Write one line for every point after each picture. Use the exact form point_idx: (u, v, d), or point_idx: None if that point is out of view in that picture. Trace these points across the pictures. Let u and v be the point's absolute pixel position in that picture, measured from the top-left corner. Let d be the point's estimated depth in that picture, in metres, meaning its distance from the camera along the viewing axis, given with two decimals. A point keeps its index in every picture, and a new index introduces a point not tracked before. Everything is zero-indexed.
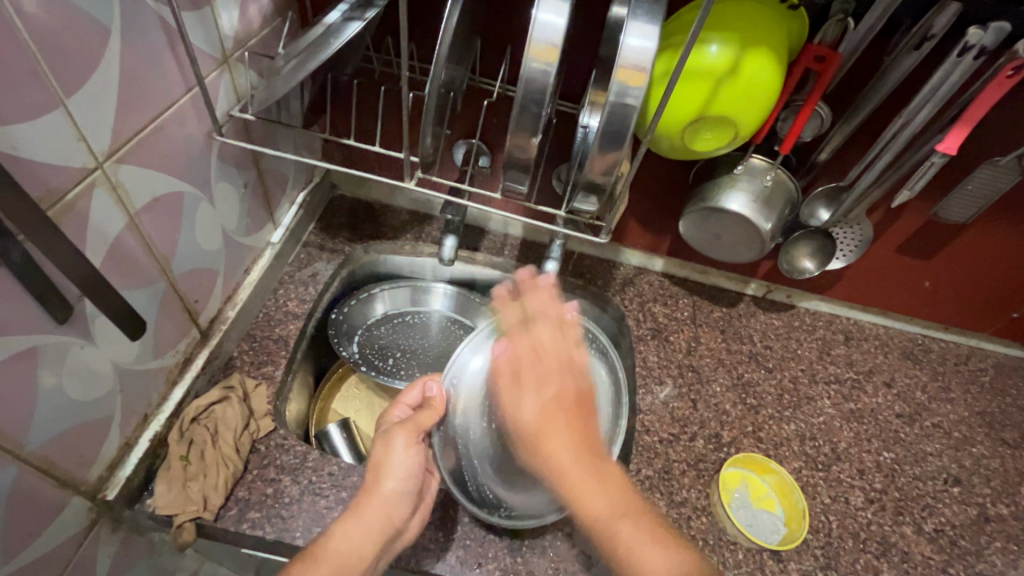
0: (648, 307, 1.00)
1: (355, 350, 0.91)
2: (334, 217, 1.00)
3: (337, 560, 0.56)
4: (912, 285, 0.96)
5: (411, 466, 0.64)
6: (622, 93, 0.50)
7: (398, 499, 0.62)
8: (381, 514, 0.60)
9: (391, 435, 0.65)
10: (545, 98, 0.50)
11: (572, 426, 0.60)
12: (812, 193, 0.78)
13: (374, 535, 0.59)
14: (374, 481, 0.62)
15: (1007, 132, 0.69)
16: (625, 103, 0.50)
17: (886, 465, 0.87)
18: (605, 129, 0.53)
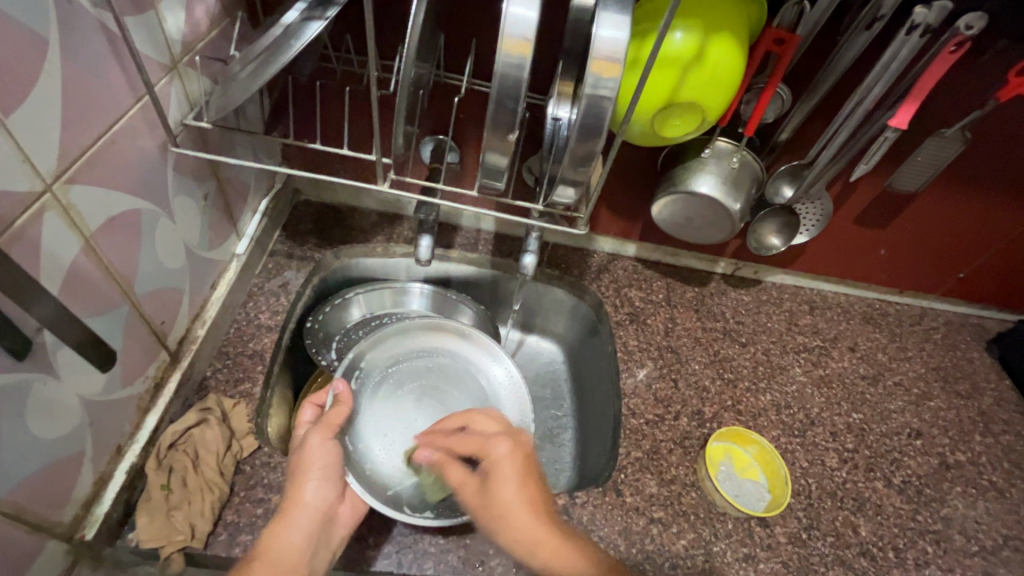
0: (624, 292, 1.02)
1: (335, 358, 0.89)
2: (300, 223, 0.97)
3: (275, 556, 0.57)
4: (870, 253, 1.01)
5: (330, 458, 0.63)
6: (597, 85, 0.50)
7: (320, 489, 0.62)
8: (302, 499, 0.61)
9: (307, 438, 0.64)
10: (519, 94, 0.49)
11: (529, 490, 0.61)
12: (775, 172, 0.80)
13: (305, 524, 0.60)
14: (297, 482, 0.62)
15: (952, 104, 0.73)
16: (600, 95, 0.50)
17: (855, 425, 0.92)
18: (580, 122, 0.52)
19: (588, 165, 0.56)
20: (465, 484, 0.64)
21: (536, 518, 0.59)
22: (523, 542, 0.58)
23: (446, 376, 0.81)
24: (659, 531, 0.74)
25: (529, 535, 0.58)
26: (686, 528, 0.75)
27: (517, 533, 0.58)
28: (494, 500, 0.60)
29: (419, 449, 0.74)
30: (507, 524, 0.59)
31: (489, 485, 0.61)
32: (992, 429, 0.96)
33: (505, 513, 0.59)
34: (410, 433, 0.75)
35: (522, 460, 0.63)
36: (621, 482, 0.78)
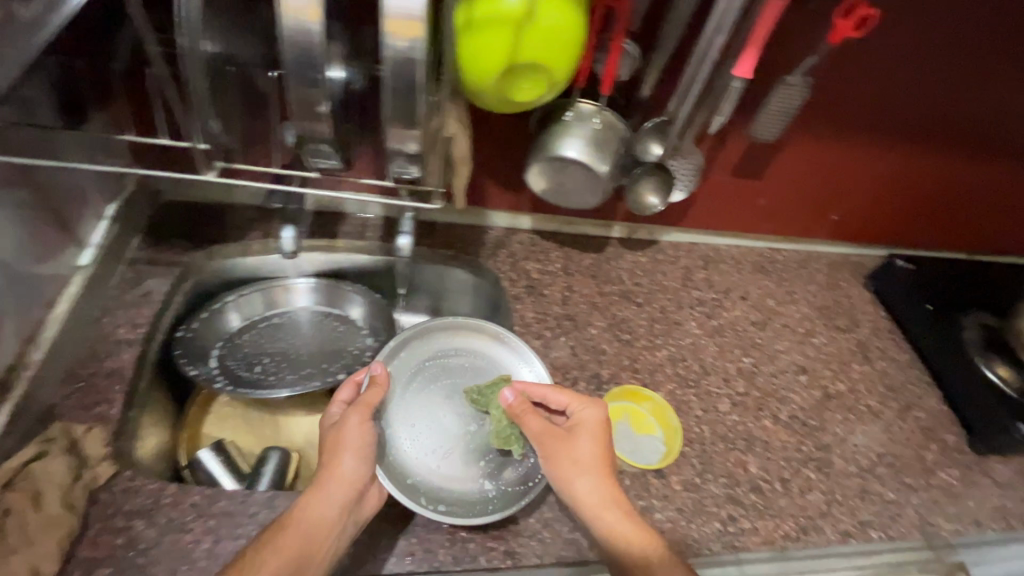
0: (521, 265, 1.01)
1: (214, 365, 0.84)
2: (166, 226, 0.88)
3: (307, 523, 0.62)
4: (750, 203, 1.05)
5: (366, 440, 0.68)
6: (399, 48, 0.47)
7: (356, 467, 0.66)
8: (337, 474, 0.65)
9: (346, 417, 0.69)
10: (316, 55, 0.45)
11: (601, 451, 0.70)
12: (642, 129, 0.80)
13: (338, 496, 0.64)
14: (332, 456, 0.67)
15: (789, 52, 0.76)
16: (404, 58, 0.48)
17: (746, 368, 0.96)
18: (395, 87, 0.49)
19: (414, 134, 0.53)
20: (541, 443, 0.71)
21: (603, 474, 0.69)
22: (584, 493, 0.68)
23: (475, 376, 0.82)
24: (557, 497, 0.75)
25: (600, 487, 0.68)
26: None
27: (585, 488, 0.67)
28: (574, 458, 0.69)
29: (443, 443, 0.76)
30: (573, 477, 0.68)
31: (566, 446, 0.70)
32: (869, 357, 1.03)
33: (581, 468, 0.69)
34: (432, 428, 0.77)
35: (585, 429, 0.71)
36: None
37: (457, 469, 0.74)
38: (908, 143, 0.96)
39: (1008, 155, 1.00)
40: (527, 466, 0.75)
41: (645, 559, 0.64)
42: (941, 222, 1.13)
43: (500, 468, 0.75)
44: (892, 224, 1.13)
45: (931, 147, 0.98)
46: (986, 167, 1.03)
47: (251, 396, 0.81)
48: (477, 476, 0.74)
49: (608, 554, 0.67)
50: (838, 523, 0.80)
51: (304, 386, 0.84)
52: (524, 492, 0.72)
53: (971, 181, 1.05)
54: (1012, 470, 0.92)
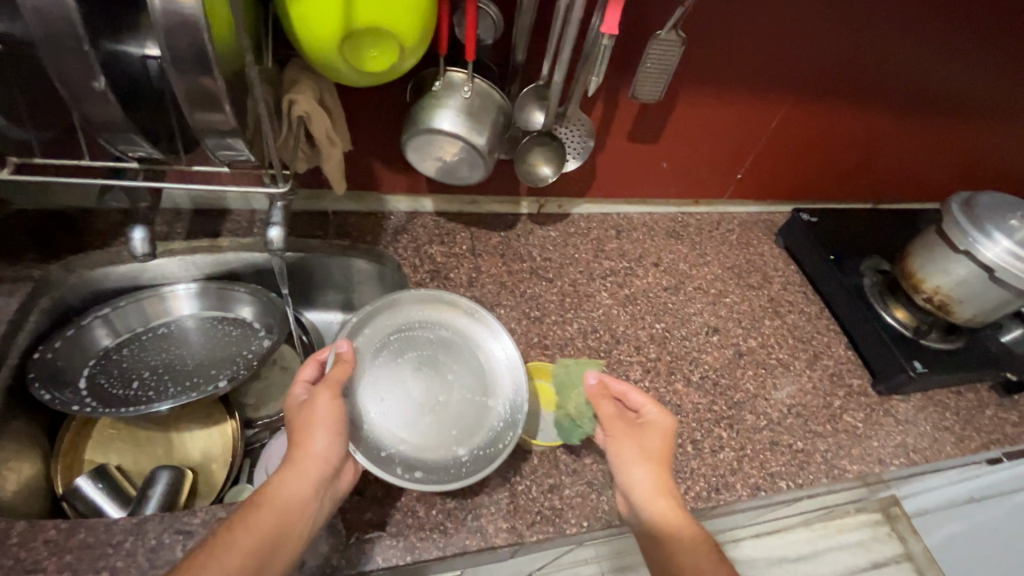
0: (425, 250, 0.97)
1: (82, 387, 0.78)
2: (15, 235, 0.81)
3: (279, 504, 0.57)
4: (653, 168, 1.04)
5: (339, 417, 0.64)
6: (172, 7, 0.40)
7: (331, 445, 0.62)
8: (312, 453, 0.61)
9: (316, 395, 0.64)
10: (73, 25, 0.42)
11: (665, 449, 0.67)
12: (520, 94, 0.77)
13: (313, 475, 0.60)
14: (305, 436, 0.62)
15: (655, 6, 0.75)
16: (183, 19, 0.41)
17: (658, 334, 0.95)
18: (175, 50, 0.42)
19: (221, 108, 0.47)
20: (612, 428, 0.69)
21: (660, 467, 0.66)
22: (637, 480, 0.65)
23: (442, 348, 0.78)
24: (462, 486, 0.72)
25: (654, 477, 0.65)
26: (491, 475, 0.74)
27: (639, 477, 0.65)
28: (641, 445, 0.67)
29: (415, 413, 0.73)
30: (628, 464, 0.66)
31: (635, 435, 0.68)
32: (779, 311, 1.05)
33: (645, 456, 0.66)
34: (401, 399, 0.73)
35: (655, 426, 0.68)
36: None
37: (427, 440, 0.71)
38: (799, 95, 0.97)
39: (898, 103, 1.02)
40: (497, 430, 0.73)
41: (691, 552, 0.60)
42: (858, 168, 1.15)
43: (471, 434, 0.73)
44: (809, 176, 1.15)
45: (824, 100, 0.98)
46: (879, 115, 1.04)
47: (122, 413, 0.74)
48: (450, 444, 0.72)
49: (652, 548, 0.62)
50: (748, 478, 0.81)
51: (186, 397, 0.78)
52: (499, 454, 0.70)
53: (869, 130, 1.07)
54: (912, 408, 0.95)
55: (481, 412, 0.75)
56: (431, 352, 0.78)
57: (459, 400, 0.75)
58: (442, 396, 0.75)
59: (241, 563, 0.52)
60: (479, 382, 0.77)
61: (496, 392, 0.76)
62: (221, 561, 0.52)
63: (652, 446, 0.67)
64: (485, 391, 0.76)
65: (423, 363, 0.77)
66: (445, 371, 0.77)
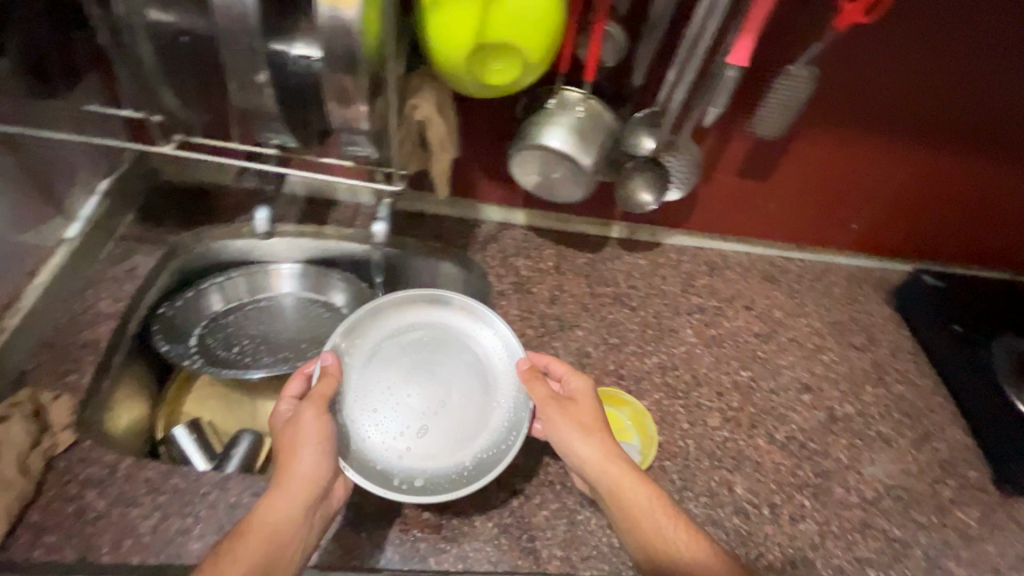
0: (511, 261, 0.98)
1: (192, 344, 0.85)
2: (159, 204, 0.91)
3: (265, 529, 0.57)
4: (757, 207, 0.99)
5: (327, 433, 0.63)
6: (335, 15, 0.44)
7: (317, 462, 0.61)
8: (300, 473, 0.60)
9: (300, 414, 0.64)
10: (249, 25, 0.48)
11: (598, 412, 0.69)
12: (630, 119, 0.75)
13: (302, 495, 0.60)
14: (290, 455, 0.62)
15: (786, 38, 0.71)
16: (341, 25, 0.45)
17: (742, 383, 0.89)
18: (332, 53, 0.46)
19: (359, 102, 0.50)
20: (547, 406, 0.68)
21: (601, 433, 0.67)
22: (584, 451, 0.66)
23: (431, 351, 0.76)
24: (520, 503, 0.71)
25: (602, 446, 0.66)
26: (550, 498, 0.72)
27: (589, 448, 0.66)
28: (579, 417, 0.68)
29: (413, 420, 0.72)
30: (574, 439, 0.66)
31: (568, 411, 0.68)
32: (885, 379, 0.94)
33: (585, 428, 0.67)
34: (396, 408, 0.72)
35: (582, 394, 0.70)
36: None
37: (426, 449, 0.70)
38: (913, 143, 0.88)
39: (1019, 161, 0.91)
40: (501, 432, 0.72)
41: (651, 504, 0.64)
42: (952, 230, 1.03)
43: (471, 438, 0.71)
44: (894, 231, 1.04)
45: (935, 147, 0.89)
46: (995, 172, 0.93)
47: (223, 374, 0.81)
48: (452, 448, 0.70)
49: (617, 512, 0.64)
50: (831, 558, 0.73)
51: (277, 368, 0.84)
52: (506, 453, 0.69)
53: (939, 184, 0.95)
54: None
55: (479, 415, 0.73)
56: (426, 355, 0.76)
57: (459, 401, 0.73)
58: (437, 400, 0.73)
59: None
60: (476, 383, 0.75)
61: (492, 395, 0.74)
62: None
63: (585, 414, 0.68)
64: (485, 391, 0.74)
65: (413, 368, 0.75)
66: (442, 372, 0.75)
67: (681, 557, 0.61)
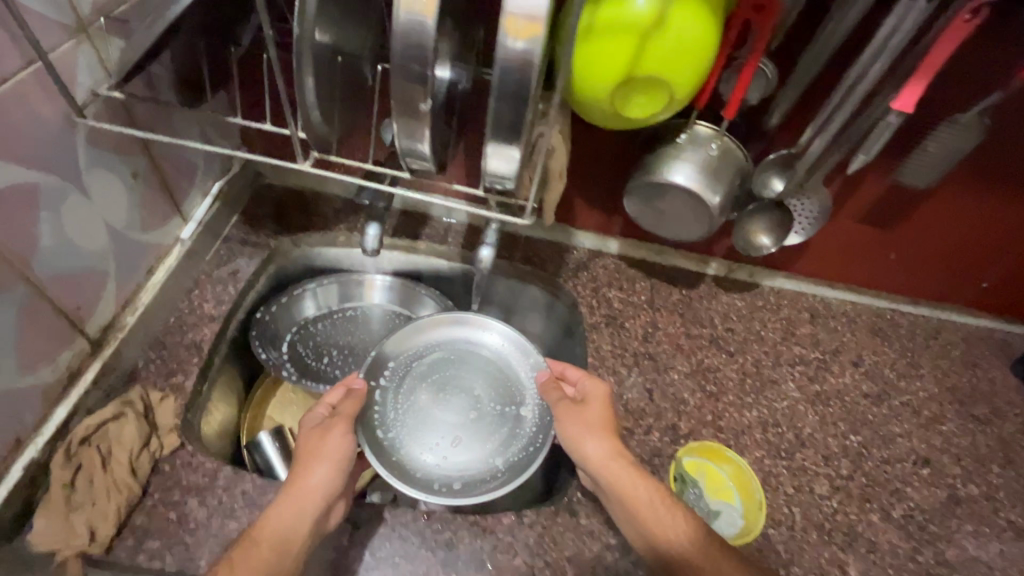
0: (603, 292, 0.94)
1: (284, 352, 0.85)
2: (260, 207, 0.89)
3: (275, 539, 0.57)
4: (875, 257, 0.91)
5: (347, 450, 0.63)
6: (516, 46, 0.41)
7: (331, 478, 0.61)
8: (313, 488, 0.60)
9: (326, 428, 0.64)
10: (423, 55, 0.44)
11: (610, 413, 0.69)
12: (764, 161, 0.71)
13: (312, 511, 0.59)
14: (305, 467, 0.61)
15: (954, 83, 0.64)
16: (521, 57, 0.41)
17: (853, 449, 0.82)
18: (502, 89, 0.43)
19: (518, 138, 0.46)
20: (562, 405, 0.69)
21: (610, 435, 0.67)
22: (591, 451, 0.66)
23: (457, 364, 0.81)
24: (614, 558, 0.67)
25: (607, 446, 0.66)
26: None
27: (595, 449, 0.66)
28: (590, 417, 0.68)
29: (445, 432, 0.76)
30: (583, 438, 0.66)
31: (579, 412, 0.68)
32: (1013, 461, 0.85)
33: (592, 429, 0.67)
34: (429, 421, 0.76)
35: (596, 397, 0.69)
36: (577, 502, 0.70)
37: (461, 454, 0.74)
38: None
39: None
40: (525, 435, 0.76)
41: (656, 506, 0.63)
42: None
43: (501, 444, 0.75)
44: (1008, 290, 0.95)
45: None
46: None
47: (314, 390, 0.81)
48: (485, 454, 0.74)
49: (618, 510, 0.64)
50: None
51: None
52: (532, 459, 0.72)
53: None
54: None
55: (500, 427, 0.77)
56: (448, 370, 0.80)
57: (487, 410, 0.78)
58: (466, 411, 0.78)
59: None
60: (495, 395, 0.80)
61: (517, 404, 0.79)
62: None
63: (593, 414, 0.68)
64: (502, 403, 0.79)
65: (442, 382, 0.80)
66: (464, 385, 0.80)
67: (684, 558, 0.60)
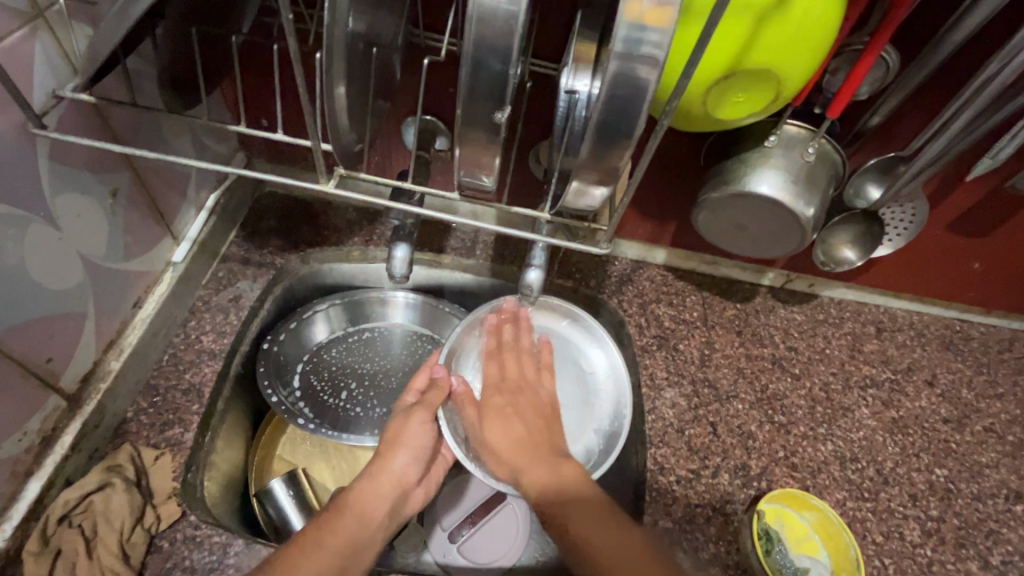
0: (652, 308, 0.83)
1: (296, 387, 0.72)
2: (264, 220, 0.77)
3: (360, 511, 0.55)
4: (959, 268, 0.82)
5: (426, 441, 0.62)
6: (633, 38, 0.34)
7: (409, 467, 0.61)
8: (392, 475, 0.59)
9: (409, 412, 0.62)
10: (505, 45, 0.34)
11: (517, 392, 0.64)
12: (862, 167, 0.63)
13: (390, 494, 0.58)
14: (388, 451, 0.60)
15: None
16: (638, 53, 0.35)
17: (940, 485, 0.73)
18: (609, 97, 0.37)
19: (620, 152, 0.40)
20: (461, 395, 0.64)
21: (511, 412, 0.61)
22: (495, 434, 0.59)
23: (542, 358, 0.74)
24: None
25: (512, 427, 0.60)
26: None
27: (500, 432, 0.59)
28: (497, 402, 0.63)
29: None
30: (490, 420, 0.61)
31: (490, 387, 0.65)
32: None
33: (505, 411, 0.61)
34: None
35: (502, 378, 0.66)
36: None
37: None
38: None
39: None
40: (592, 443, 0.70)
41: (563, 484, 0.53)
42: None
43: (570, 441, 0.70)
44: None
45: None
46: None
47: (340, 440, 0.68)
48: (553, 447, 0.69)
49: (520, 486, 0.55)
50: None
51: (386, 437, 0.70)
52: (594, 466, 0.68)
53: None
54: None
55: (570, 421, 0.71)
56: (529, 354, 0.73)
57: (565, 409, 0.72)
58: None
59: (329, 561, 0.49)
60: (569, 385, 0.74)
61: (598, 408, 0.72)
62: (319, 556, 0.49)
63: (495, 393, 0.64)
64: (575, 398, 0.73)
65: None
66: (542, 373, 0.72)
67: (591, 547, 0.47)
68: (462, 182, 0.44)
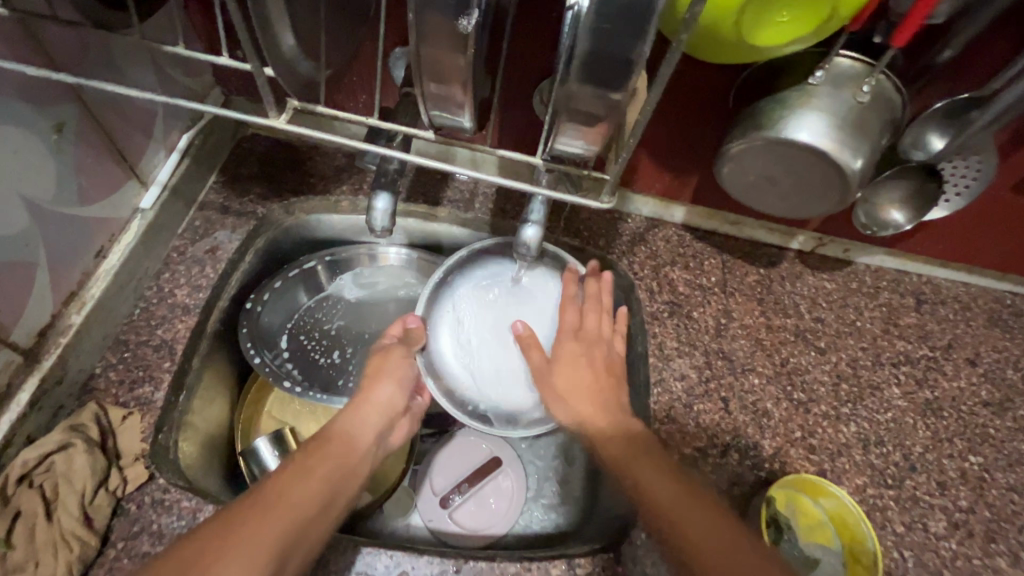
0: (664, 271, 0.75)
1: (284, 349, 0.68)
2: (245, 165, 0.70)
3: (348, 441, 0.53)
4: (1017, 234, 0.73)
5: (409, 376, 0.61)
6: None
7: (395, 396, 0.59)
8: (376, 404, 0.57)
9: (387, 349, 0.62)
10: None
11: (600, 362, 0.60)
12: (927, 112, 0.52)
13: (374, 426, 0.56)
14: (368, 386, 0.58)
15: None
16: None
17: (973, 474, 0.67)
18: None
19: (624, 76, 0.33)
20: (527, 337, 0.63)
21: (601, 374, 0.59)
22: (561, 383, 0.59)
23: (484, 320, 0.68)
24: None
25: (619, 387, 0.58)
26: None
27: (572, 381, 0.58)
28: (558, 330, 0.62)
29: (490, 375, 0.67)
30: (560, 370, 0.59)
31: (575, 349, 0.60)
32: None
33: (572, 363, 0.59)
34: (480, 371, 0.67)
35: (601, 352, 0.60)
36: (641, 546, 0.58)
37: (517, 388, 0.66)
38: None
39: None
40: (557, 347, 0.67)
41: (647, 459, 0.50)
42: None
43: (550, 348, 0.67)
44: None
45: None
46: None
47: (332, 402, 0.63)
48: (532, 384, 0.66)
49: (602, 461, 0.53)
50: None
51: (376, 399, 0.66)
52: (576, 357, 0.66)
53: None
54: None
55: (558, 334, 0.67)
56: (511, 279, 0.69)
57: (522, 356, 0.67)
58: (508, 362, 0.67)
59: (318, 488, 0.47)
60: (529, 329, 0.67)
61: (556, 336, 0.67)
62: (301, 490, 0.46)
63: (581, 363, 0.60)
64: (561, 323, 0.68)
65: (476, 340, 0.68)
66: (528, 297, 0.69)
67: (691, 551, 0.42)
68: (437, 115, 0.39)
